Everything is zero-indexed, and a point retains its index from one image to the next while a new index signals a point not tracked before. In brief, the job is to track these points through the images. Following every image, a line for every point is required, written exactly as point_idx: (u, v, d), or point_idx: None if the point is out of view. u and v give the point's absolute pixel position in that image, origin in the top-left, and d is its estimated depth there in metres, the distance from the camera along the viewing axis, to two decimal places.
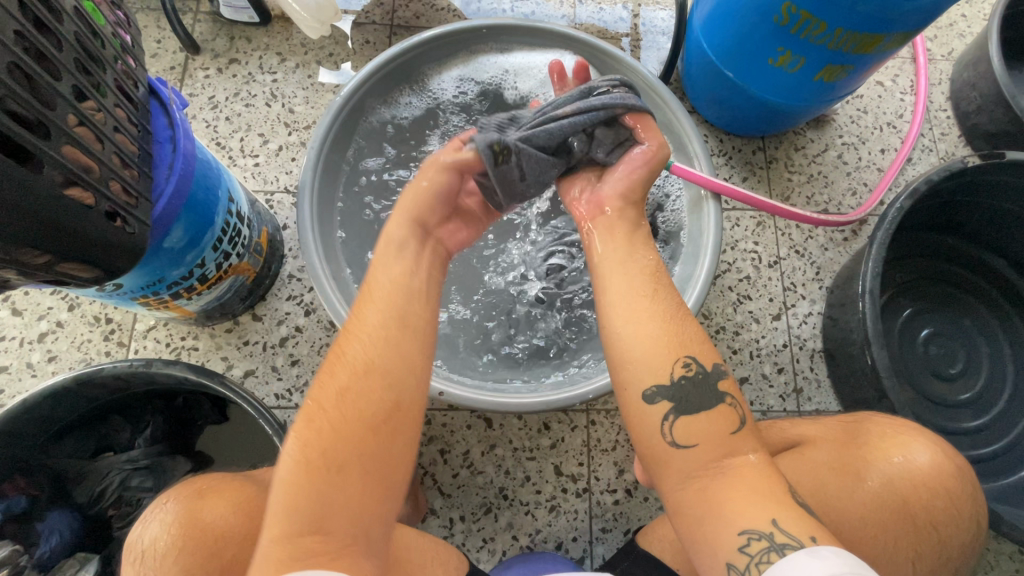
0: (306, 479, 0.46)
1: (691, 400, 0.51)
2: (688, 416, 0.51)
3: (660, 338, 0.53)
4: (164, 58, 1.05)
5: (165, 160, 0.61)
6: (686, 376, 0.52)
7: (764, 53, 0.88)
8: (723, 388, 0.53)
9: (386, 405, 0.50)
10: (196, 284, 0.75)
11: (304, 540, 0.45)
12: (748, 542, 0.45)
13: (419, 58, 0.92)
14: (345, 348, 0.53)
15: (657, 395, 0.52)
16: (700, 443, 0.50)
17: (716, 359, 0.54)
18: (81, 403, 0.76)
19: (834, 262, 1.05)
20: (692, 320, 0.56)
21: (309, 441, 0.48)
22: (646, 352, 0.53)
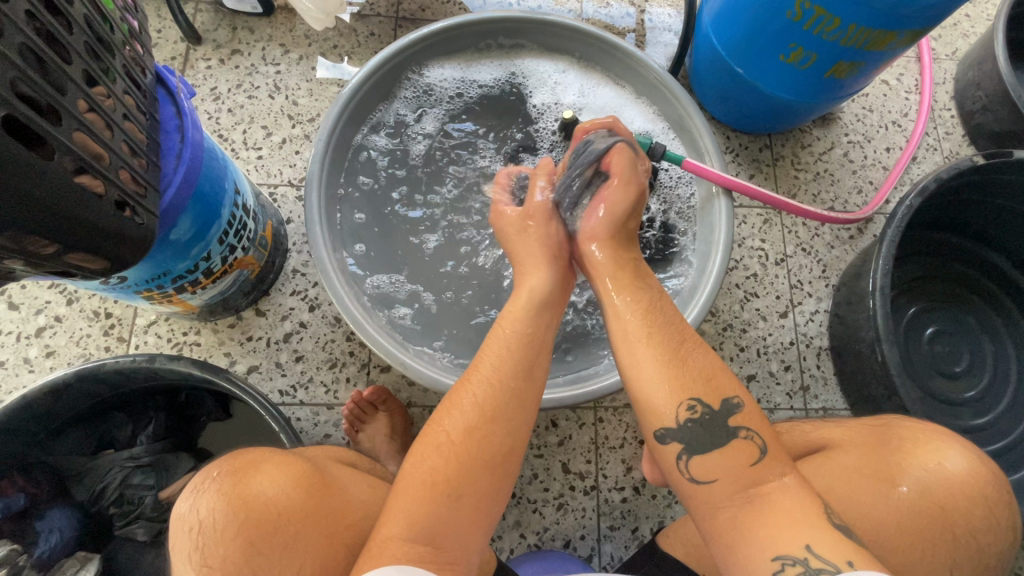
0: (428, 497, 0.50)
1: (701, 438, 0.52)
2: (701, 456, 0.52)
3: (659, 381, 0.54)
4: (164, 49, 1.03)
5: (173, 151, 0.60)
6: (692, 419, 0.53)
7: (775, 49, 0.87)
8: (735, 422, 0.52)
9: (504, 444, 0.54)
10: (201, 277, 0.74)
11: (417, 547, 0.48)
12: (783, 569, 0.44)
13: (427, 50, 0.90)
14: (470, 382, 0.57)
15: (667, 438, 0.54)
16: (719, 477, 0.51)
17: (727, 392, 0.54)
18: (82, 399, 0.75)
19: (840, 260, 1.05)
20: (699, 351, 0.56)
21: (436, 464, 0.52)
22: (649, 399, 0.54)
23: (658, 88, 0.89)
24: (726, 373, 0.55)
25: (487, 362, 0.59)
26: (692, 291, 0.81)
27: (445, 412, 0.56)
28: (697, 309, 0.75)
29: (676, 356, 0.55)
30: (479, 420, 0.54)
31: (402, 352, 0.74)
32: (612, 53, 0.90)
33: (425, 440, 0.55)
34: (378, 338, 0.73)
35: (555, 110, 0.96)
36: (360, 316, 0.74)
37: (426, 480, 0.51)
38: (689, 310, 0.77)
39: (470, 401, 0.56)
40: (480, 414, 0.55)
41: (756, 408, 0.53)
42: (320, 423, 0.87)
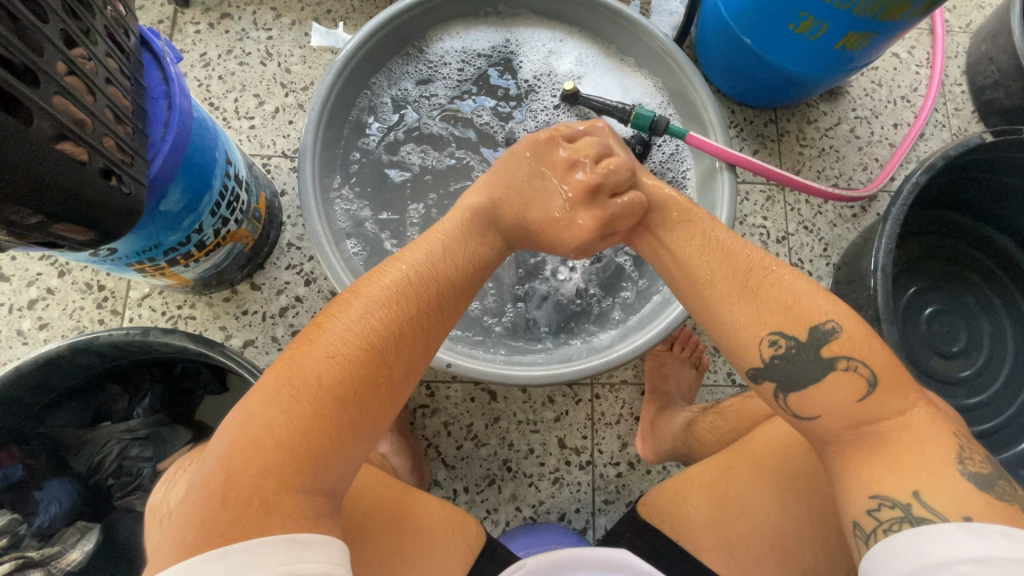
0: (311, 418, 0.45)
1: (790, 375, 0.54)
2: (798, 393, 0.54)
3: (744, 321, 0.56)
4: (151, 12, 0.99)
5: (160, 117, 0.58)
6: (778, 355, 0.54)
7: (784, 17, 0.84)
8: (829, 353, 0.53)
9: (394, 370, 0.51)
10: (194, 250, 0.72)
11: (282, 477, 0.44)
12: (880, 507, 0.47)
13: (422, 17, 0.86)
14: (365, 301, 0.52)
15: (761, 377, 0.55)
16: (823, 414, 0.53)
17: (816, 320, 0.54)
18: (77, 371, 0.74)
19: (842, 238, 1.04)
20: (773, 282, 0.56)
21: (329, 383, 0.47)
22: (738, 336, 0.56)
23: (660, 57, 0.86)
24: (810, 301, 0.55)
25: (386, 284, 0.54)
26: None
27: (336, 326, 0.50)
28: None
29: (748, 291, 0.56)
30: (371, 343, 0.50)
31: None
32: (614, 21, 0.87)
33: (304, 355, 0.48)
34: None
35: (551, 80, 0.92)
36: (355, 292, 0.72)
37: (308, 398, 0.46)
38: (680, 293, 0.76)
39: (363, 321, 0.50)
40: (382, 325, 0.51)
41: (855, 337, 0.53)
42: None
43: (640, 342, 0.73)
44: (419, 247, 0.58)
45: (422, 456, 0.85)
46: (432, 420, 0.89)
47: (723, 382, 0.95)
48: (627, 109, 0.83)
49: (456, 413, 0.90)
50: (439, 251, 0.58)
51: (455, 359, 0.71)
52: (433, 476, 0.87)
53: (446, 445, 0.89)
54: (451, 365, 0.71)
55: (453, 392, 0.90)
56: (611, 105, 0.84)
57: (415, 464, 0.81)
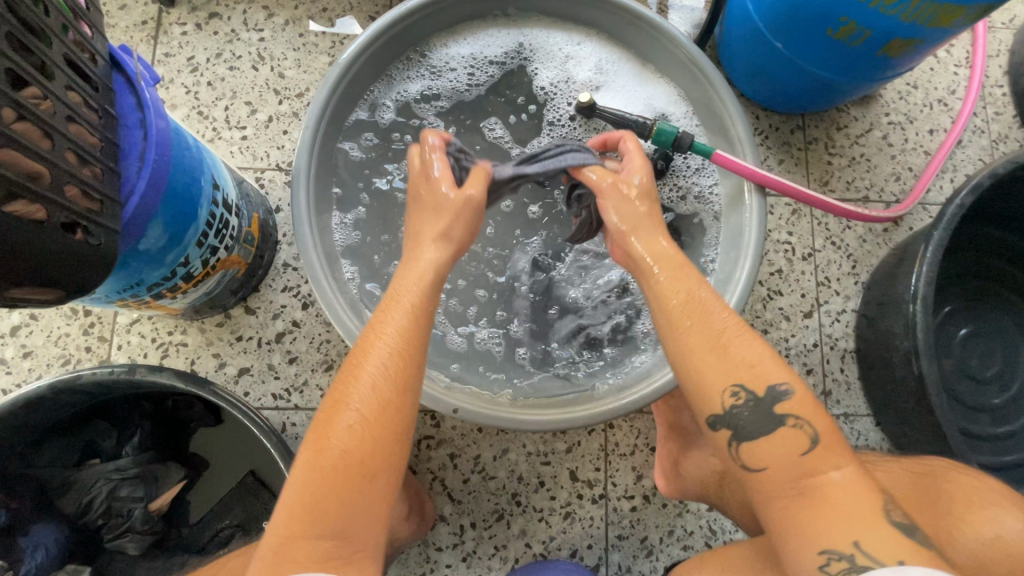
0: (315, 465, 0.47)
1: (748, 425, 0.52)
2: (750, 442, 0.52)
3: (708, 367, 0.53)
4: (134, 12, 0.92)
5: (135, 149, 0.52)
6: (736, 406, 0.52)
7: (821, 23, 0.76)
8: (781, 410, 0.51)
9: (405, 410, 0.51)
10: (181, 283, 0.67)
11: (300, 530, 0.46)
12: (829, 563, 0.46)
13: (425, 21, 0.79)
14: (371, 354, 0.52)
15: (718, 424, 0.53)
16: (769, 467, 0.51)
17: (782, 379, 0.52)
18: (62, 409, 0.70)
19: (872, 255, 0.98)
20: (743, 342, 0.53)
21: (328, 430, 0.49)
22: (704, 383, 0.53)
23: (685, 65, 0.79)
24: (772, 361, 0.53)
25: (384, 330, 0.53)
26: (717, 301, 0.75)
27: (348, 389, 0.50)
28: None
29: (719, 347, 0.53)
30: (382, 395, 0.50)
31: None
32: (635, 25, 0.80)
33: (326, 425, 0.49)
34: None
35: (569, 89, 0.86)
36: (355, 330, 0.67)
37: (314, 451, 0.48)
38: None
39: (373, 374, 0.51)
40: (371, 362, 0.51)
41: (806, 397, 0.51)
42: None
43: (664, 382, 0.68)
44: (406, 280, 0.57)
45: (425, 491, 0.80)
46: (437, 451, 0.85)
47: None
48: (648, 124, 0.77)
49: (462, 445, 0.85)
50: (427, 280, 0.57)
51: (461, 404, 0.66)
52: (438, 512, 0.83)
53: (453, 479, 0.84)
54: (458, 411, 0.66)
55: (461, 423, 0.86)
56: (630, 118, 0.78)
57: (414, 506, 0.76)
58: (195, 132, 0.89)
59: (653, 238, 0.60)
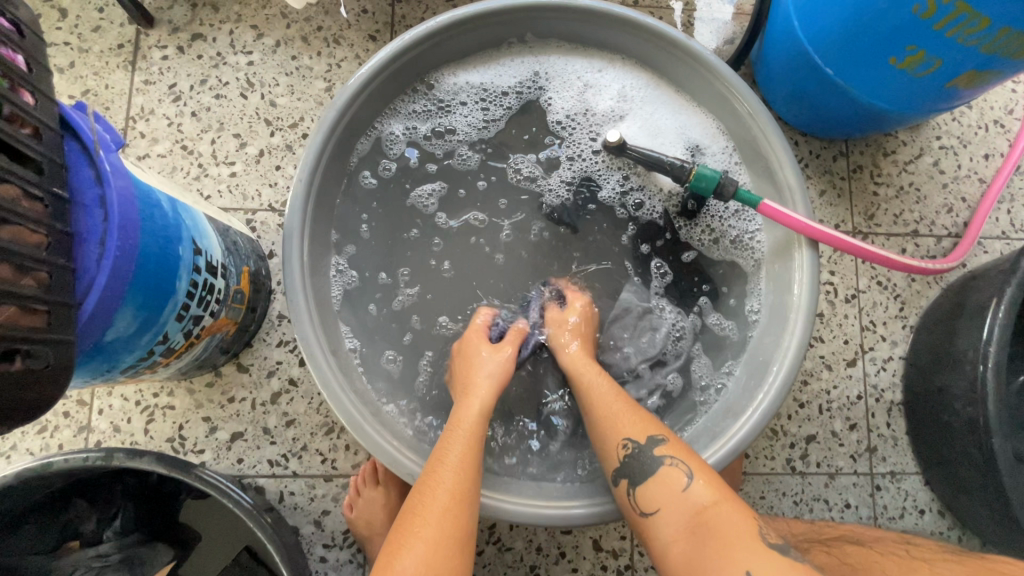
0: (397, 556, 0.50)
1: (636, 471, 0.57)
2: (641, 488, 0.56)
3: (601, 431, 0.61)
4: (109, 34, 0.83)
5: (94, 233, 0.44)
6: (626, 458, 0.58)
7: (884, 50, 0.67)
8: (660, 453, 0.56)
9: (472, 524, 0.53)
10: (161, 359, 0.59)
11: None
12: None
13: (431, 51, 0.70)
14: (443, 465, 0.56)
15: (617, 476, 0.58)
16: (661, 509, 0.54)
17: (657, 431, 0.58)
18: (37, 493, 0.63)
19: (922, 295, 0.89)
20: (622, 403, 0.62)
21: (409, 527, 0.52)
22: (601, 443, 0.60)
23: (726, 99, 0.70)
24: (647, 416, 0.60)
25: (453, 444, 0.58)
26: (761, 369, 0.67)
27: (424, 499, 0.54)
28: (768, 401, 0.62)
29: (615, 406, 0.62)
30: (455, 504, 0.53)
31: (411, 457, 0.61)
32: (669, 53, 0.71)
33: (407, 523, 0.53)
34: (380, 440, 0.60)
35: (589, 120, 0.77)
36: (358, 416, 0.59)
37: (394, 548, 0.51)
38: (759, 397, 0.64)
39: (446, 487, 0.54)
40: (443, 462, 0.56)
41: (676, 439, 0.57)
42: (317, 499, 0.77)
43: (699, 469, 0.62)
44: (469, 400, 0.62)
45: None
46: None
47: (779, 470, 0.84)
48: (686, 168, 0.68)
49: None
50: (487, 402, 0.62)
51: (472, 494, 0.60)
52: None
53: None
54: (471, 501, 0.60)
55: None
56: (664, 160, 0.69)
57: None
58: (179, 169, 0.81)
59: (563, 346, 0.69)
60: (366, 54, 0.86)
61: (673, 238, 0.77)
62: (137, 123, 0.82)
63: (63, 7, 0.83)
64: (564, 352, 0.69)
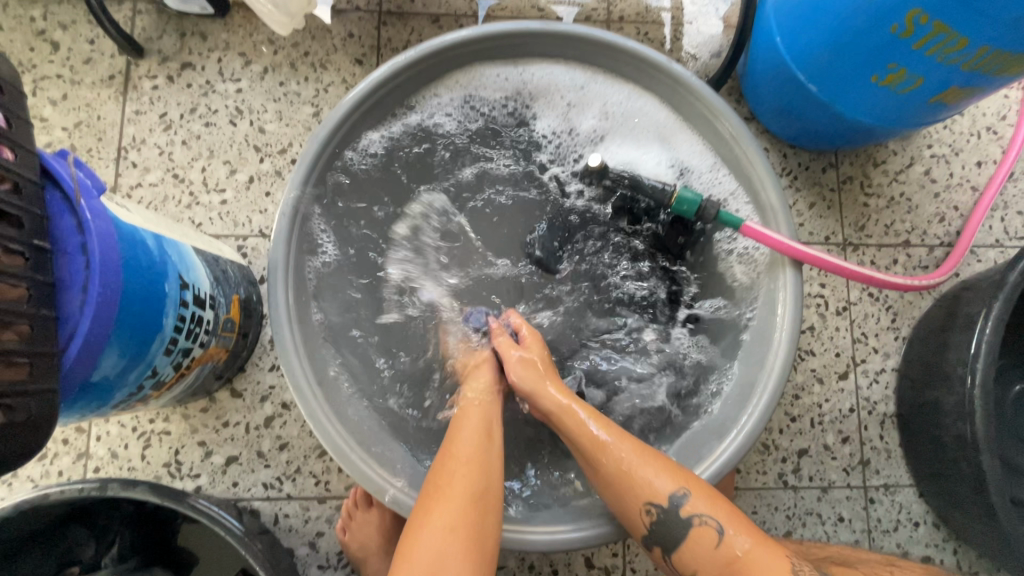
0: (423, 516, 0.52)
1: (670, 536, 0.57)
2: (678, 552, 0.57)
3: (620, 496, 0.58)
4: (100, 66, 0.84)
5: (76, 280, 0.45)
6: (652, 523, 0.57)
7: (866, 67, 0.67)
8: (688, 514, 0.56)
9: (492, 479, 0.55)
10: (152, 391, 0.61)
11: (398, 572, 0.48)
12: None
13: (414, 78, 0.71)
14: (449, 467, 0.56)
15: (650, 544, 0.58)
16: (698, 569, 0.56)
17: (677, 488, 0.57)
18: (37, 522, 0.65)
19: (915, 306, 0.89)
20: (634, 481, 0.58)
21: (435, 493, 0.54)
22: (623, 511, 0.59)
23: (707, 119, 0.71)
24: (653, 480, 0.58)
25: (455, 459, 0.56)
26: (747, 388, 0.67)
27: (423, 522, 0.51)
28: (751, 423, 0.63)
29: (629, 473, 0.58)
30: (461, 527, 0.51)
31: (397, 485, 0.62)
32: (652, 72, 0.71)
33: (435, 486, 0.54)
34: (366, 469, 0.61)
35: (574, 138, 0.78)
36: (343, 444, 0.61)
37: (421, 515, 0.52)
38: (743, 419, 0.64)
39: (462, 454, 0.57)
40: (458, 433, 0.60)
41: (698, 493, 0.57)
42: (311, 520, 0.78)
43: None
44: (468, 415, 0.62)
45: None
46: None
47: (770, 485, 0.84)
48: (668, 190, 0.70)
49: None
50: (489, 390, 0.66)
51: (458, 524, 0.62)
52: None
53: None
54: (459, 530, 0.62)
55: None
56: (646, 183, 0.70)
57: None
58: (171, 198, 0.82)
59: (543, 392, 0.64)
60: (352, 77, 0.86)
61: (654, 257, 0.78)
62: (129, 152, 0.83)
63: (55, 40, 0.84)
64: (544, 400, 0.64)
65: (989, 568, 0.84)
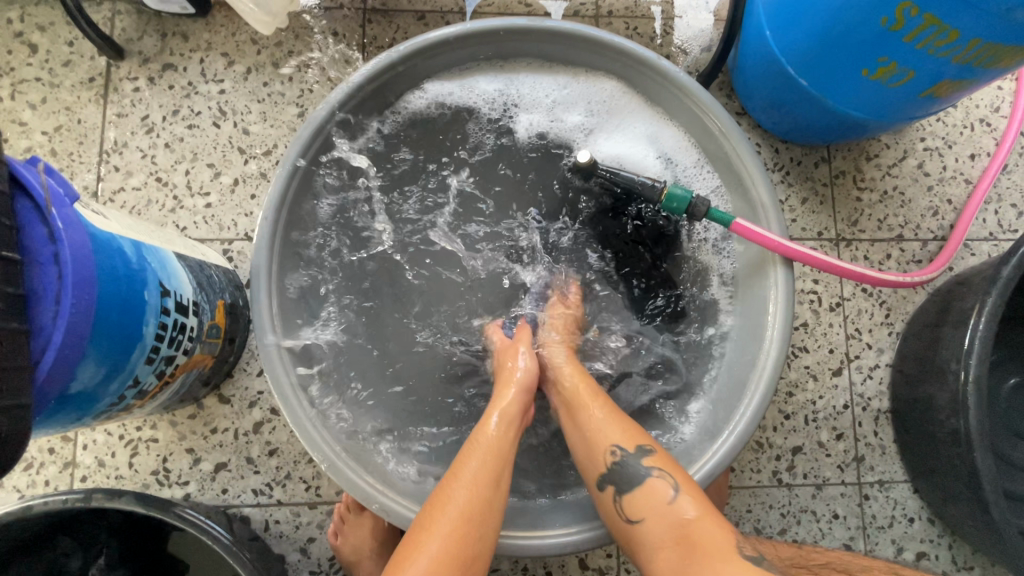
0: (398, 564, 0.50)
1: (621, 477, 0.57)
2: (629, 496, 0.56)
3: (585, 441, 0.61)
4: (79, 68, 0.83)
5: (49, 291, 0.44)
6: (613, 463, 0.58)
7: (857, 61, 0.66)
8: (648, 463, 0.57)
9: (480, 545, 0.52)
10: (135, 401, 0.60)
11: None
12: None
13: (397, 78, 0.70)
14: (439, 515, 0.52)
15: (602, 483, 0.58)
16: (646, 517, 0.55)
17: (645, 440, 0.59)
18: (22, 533, 0.64)
19: (908, 301, 0.88)
20: (594, 419, 0.61)
21: (415, 542, 0.51)
22: (588, 447, 0.60)
23: (695, 115, 0.70)
24: (617, 427, 0.60)
25: (452, 495, 0.54)
26: (737, 389, 0.67)
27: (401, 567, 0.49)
28: (742, 424, 0.63)
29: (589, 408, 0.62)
30: (447, 565, 0.49)
31: (386, 492, 0.61)
32: (639, 69, 0.70)
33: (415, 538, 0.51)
34: (354, 477, 0.60)
35: (559, 135, 0.77)
36: (331, 454, 0.60)
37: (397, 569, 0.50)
38: (733, 419, 0.64)
39: (457, 501, 0.53)
40: (461, 472, 0.56)
41: (662, 452, 0.58)
42: (302, 526, 0.77)
43: None
44: (473, 454, 0.58)
45: None
46: None
47: (765, 483, 0.83)
48: (657, 188, 0.69)
49: None
50: (508, 415, 0.62)
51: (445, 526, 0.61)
52: None
53: None
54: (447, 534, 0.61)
55: None
56: (635, 182, 0.70)
57: None
58: (154, 202, 0.81)
59: (549, 358, 0.69)
60: (337, 76, 0.85)
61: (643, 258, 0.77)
62: (111, 156, 0.82)
63: (34, 42, 0.83)
64: (546, 364, 0.69)
65: (984, 563, 0.84)
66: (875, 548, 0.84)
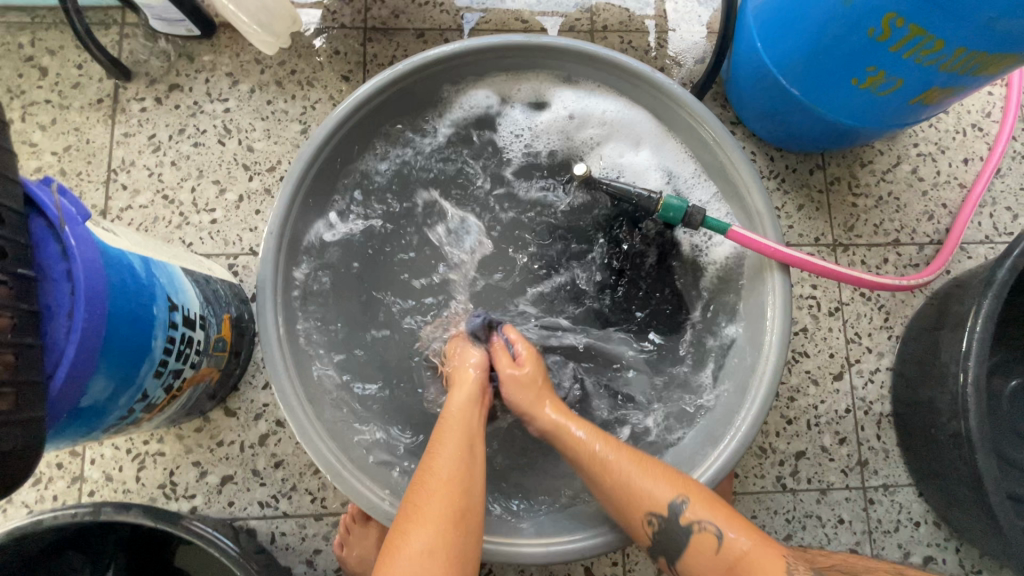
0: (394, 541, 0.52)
1: (670, 541, 0.57)
2: (684, 558, 0.56)
3: (622, 505, 0.58)
4: (88, 89, 0.85)
5: (63, 307, 0.45)
6: (654, 532, 0.57)
7: (846, 71, 0.68)
8: (688, 521, 0.56)
9: (470, 504, 0.55)
10: (143, 414, 0.61)
11: None
12: None
13: (398, 95, 0.72)
14: (424, 486, 0.55)
15: (653, 550, 0.58)
16: (701, 572, 0.55)
17: (674, 493, 0.57)
18: (30, 549, 0.65)
19: (906, 304, 0.89)
20: (619, 474, 0.59)
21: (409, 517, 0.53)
22: (623, 512, 0.58)
23: (691, 125, 0.71)
24: (641, 488, 0.58)
25: (427, 502, 0.54)
26: (739, 395, 0.67)
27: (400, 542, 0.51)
28: (744, 430, 0.63)
29: (606, 473, 0.59)
30: (444, 533, 0.52)
31: (389, 500, 0.62)
32: (635, 81, 0.71)
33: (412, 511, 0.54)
34: (358, 485, 0.61)
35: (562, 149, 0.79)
36: (336, 462, 0.61)
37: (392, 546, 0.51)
38: (736, 426, 0.64)
39: (441, 468, 0.56)
40: (436, 442, 0.60)
41: (695, 498, 0.56)
42: (308, 538, 0.77)
43: None
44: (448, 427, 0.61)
45: None
46: None
47: (769, 488, 0.83)
48: (654, 198, 0.70)
49: None
50: (473, 395, 0.65)
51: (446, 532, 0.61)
52: None
53: None
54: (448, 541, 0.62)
55: None
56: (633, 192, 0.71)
57: None
58: (161, 219, 0.83)
59: (540, 412, 0.65)
60: (339, 94, 0.87)
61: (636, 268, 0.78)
62: (119, 175, 0.84)
63: (44, 65, 0.85)
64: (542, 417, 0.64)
65: (992, 566, 0.83)
66: (881, 552, 0.84)
